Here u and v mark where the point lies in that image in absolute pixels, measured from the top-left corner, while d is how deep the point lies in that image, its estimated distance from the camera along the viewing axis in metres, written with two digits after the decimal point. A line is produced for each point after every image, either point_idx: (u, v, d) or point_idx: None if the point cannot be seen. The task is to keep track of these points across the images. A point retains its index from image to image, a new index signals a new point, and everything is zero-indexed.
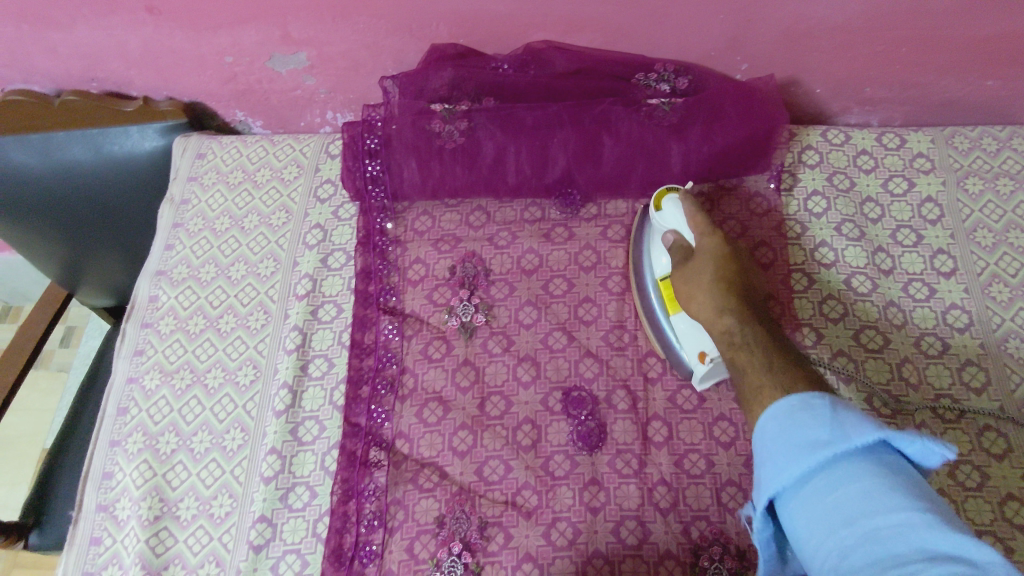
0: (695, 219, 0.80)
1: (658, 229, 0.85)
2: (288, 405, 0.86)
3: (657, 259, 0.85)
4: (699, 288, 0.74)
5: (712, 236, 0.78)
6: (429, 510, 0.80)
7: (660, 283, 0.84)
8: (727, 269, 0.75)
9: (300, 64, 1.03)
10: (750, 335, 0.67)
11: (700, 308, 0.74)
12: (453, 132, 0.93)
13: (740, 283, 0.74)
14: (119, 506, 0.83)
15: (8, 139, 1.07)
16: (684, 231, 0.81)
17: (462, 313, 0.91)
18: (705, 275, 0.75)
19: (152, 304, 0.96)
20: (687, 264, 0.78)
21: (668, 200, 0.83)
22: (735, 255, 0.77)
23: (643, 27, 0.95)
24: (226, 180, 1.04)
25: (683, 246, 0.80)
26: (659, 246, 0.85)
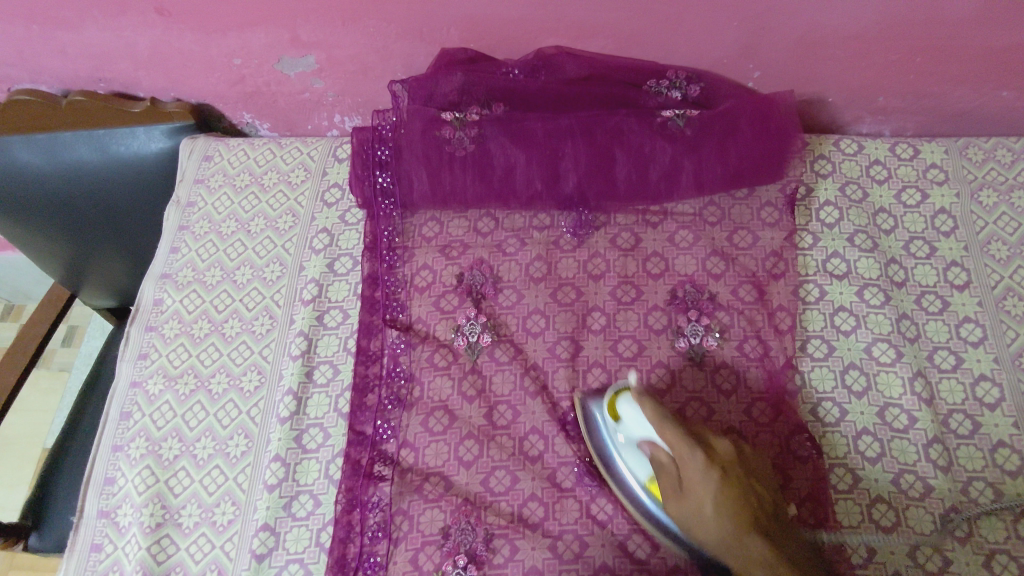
0: (670, 426, 0.70)
1: (623, 437, 0.76)
2: (292, 412, 0.85)
3: (634, 466, 0.75)
4: (688, 454, 0.69)
5: (691, 453, 0.69)
6: (434, 521, 0.79)
7: (648, 484, 0.74)
8: (730, 501, 0.67)
9: (309, 67, 1.03)
10: (760, 554, 0.65)
11: (694, 485, 0.68)
12: (464, 139, 0.93)
13: (736, 478, 0.69)
14: (120, 513, 0.82)
15: (14, 138, 1.08)
16: (658, 443, 0.73)
17: (468, 333, 0.89)
18: (707, 508, 0.67)
19: (157, 308, 0.95)
20: (683, 497, 0.69)
21: (624, 405, 0.76)
22: (733, 467, 0.70)
23: (655, 34, 0.94)
24: (233, 183, 1.03)
25: (667, 475, 0.71)
26: (633, 457, 0.75)
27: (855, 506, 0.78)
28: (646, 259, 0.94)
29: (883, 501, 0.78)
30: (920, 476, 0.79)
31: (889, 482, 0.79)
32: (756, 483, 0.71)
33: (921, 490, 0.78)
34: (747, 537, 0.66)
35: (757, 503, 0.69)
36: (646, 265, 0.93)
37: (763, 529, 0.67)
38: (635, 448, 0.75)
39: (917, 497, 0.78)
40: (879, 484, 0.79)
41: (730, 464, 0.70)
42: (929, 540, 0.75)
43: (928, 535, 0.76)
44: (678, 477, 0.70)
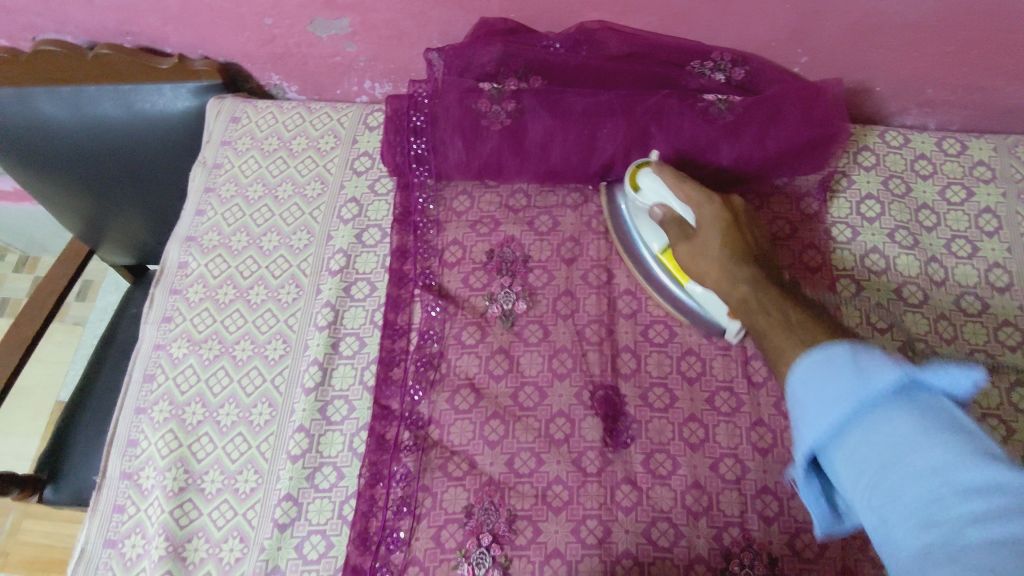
0: (690, 195, 0.80)
1: (639, 206, 0.85)
2: (317, 383, 0.85)
3: (649, 239, 0.86)
4: (711, 238, 0.76)
5: (706, 209, 0.79)
6: (458, 499, 0.78)
7: (660, 255, 0.86)
8: (730, 229, 0.77)
9: (343, 30, 1.00)
10: (747, 276, 0.71)
11: (705, 264, 0.76)
12: (500, 113, 0.91)
13: (744, 240, 0.76)
14: (143, 475, 0.82)
15: (37, 88, 1.06)
16: (671, 202, 0.82)
17: (503, 301, 0.89)
18: (712, 240, 0.76)
19: (181, 271, 0.94)
20: (693, 238, 0.78)
21: (644, 176, 0.84)
22: (735, 216, 0.79)
23: (705, 13, 0.91)
24: (261, 147, 1.01)
25: (677, 222, 0.81)
26: (647, 225, 0.86)
27: None
28: None
29: None
30: None
31: None
32: (758, 239, 0.78)
33: None
34: (740, 266, 0.72)
35: (758, 251, 0.76)
36: None
37: (754, 264, 0.72)
38: (650, 213, 0.84)
39: None
40: None
41: (735, 210, 0.80)
42: None
43: None
44: (694, 226, 0.79)
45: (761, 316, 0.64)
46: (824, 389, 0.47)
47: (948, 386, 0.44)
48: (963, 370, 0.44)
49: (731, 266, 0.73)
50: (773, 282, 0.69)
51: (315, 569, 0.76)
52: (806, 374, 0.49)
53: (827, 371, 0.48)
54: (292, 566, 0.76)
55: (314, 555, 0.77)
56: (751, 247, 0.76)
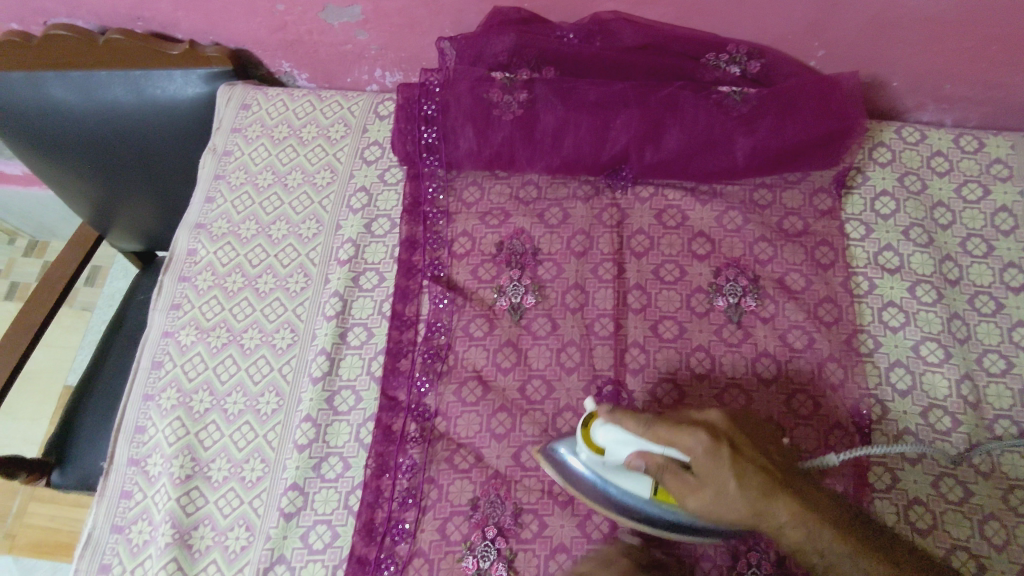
0: (673, 443, 0.69)
1: (604, 465, 0.73)
2: (325, 372, 0.84)
3: (630, 487, 0.72)
4: (726, 480, 0.67)
5: (706, 454, 0.68)
6: (464, 492, 0.78)
7: (653, 496, 0.72)
8: (749, 472, 0.68)
9: (355, 18, 0.99)
10: (788, 515, 0.66)
11: (712, 476, 0.68)
12: (512, 103, 0.90)
13: (760, 456, 0.70)
14: (150, 462, 0.82)
15: (48, 72, 1.05)
16: (652, 449, 0.70)
17: (512, 294, 0.88)
18: (730, 486, 0.67)
19: (190, 258, 0.94)
20: (699, 478, 0.68)
21: (602, 434, 0.72)
22: (736, 432, 0.70)
23: (721, 4, 0.89)
24: (271, 134, 1.01)
25: (666, 470, 0.69)
26: (624, 478, 0.72)
27: (891, 500, 0.76)
28: (691, 238, 0.91)
29: (921, 503, 0.76)
30: (961, 481, 0.77)
31: (929, 483, 0.77)
32: (754, 439, 0.72)
33: (961, 494, 0.76)
34: (767, 499, 0.67)
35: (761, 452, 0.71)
36: (691, 245, 0.90)
37: (769, 473, 0.68)
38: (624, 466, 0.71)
39: (955, 501, 0.76)
40: (917, 485, 0.77)
41: (727, 430, 0.70)
42: (966, 544, 0.74)
43: (965, 539, 0.74)
44: (694, 471, 0.68)
45: (801, 536, 0.67)
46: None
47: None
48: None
49: (756, 505, 0.67)
50: (794, 493, 0.67)
51: (320, 559, 0.76)
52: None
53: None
54: (298, 556, 0.76)
55: (320, 545, 0.77)
56: (765, 457, 0.71)
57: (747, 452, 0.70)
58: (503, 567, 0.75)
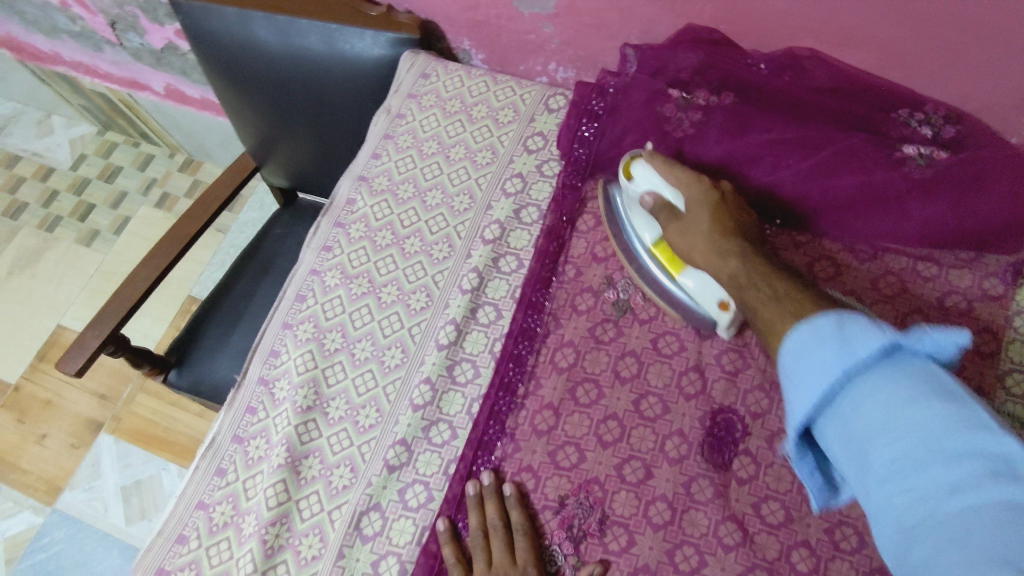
0: (681, 176, 0.84)
1: (631, 195, 0.89)
2: (451, 341, 0.87)
3: (642, 229, 0.88)
4: (699, 237, 0.80)
5: (698, 186, 0.83)
6: (558, 488, 0.79)
7: (654, 247, 0.87)
8: (723, 208, 0.82)
9: (547, 10, 1.01)
10: (737, 261, 0.76)
11: (693, 207, 0.82)
12: (684, 121, 0.92)
13: (736, 217, 0.82)
14: (278, 386, 0.88)
15: (257, 14, 1.14)
16: (664, 188, 0.85)
17: (621, 290, 0.89)
18: (701, 220, 0.81)
19: (348, 206, 0.99)
20: (683, 219, 0.83)
21: (637, 166, 0.87)
22: (721, 198, 0.83)
23: (930, 60, 0.85)
24: (443, 106, 1.05)
25: (669, 206, 0.84)
26: (639, 215, 0.88)
27: None
28: (840, 293, 0.86)
29: None
30: None
31: None
32: (744, 206, 0.84)
33: None
34: (736, 259, 0.76)
35: (745, 224, 0.81)
36: (839, 300, 0.86)
37: (750, 248, 0.77)
38: (640, 201, 0.87)
39: None
40: None
41: (732, 197, 0.84)
42: None
43: None
44: (685, 206, 0.83)
45: (773, 325, 0.67)
46: (818, 360, 0.57)
47: (937, 346, 0.56)
48: (950, 333, 0.56)
49: (726, 254, 0.78)
50: (755, 244, 0.79)
51: (412, 516, 0.79)
52: (795, 351, 0.60)
53: (824, 336, 0.58)
54: (392, 508, 0.79)
55: (414, 503, 0.80)
56: (742, 221, 0.82)
57: (727, 207, 0.82)
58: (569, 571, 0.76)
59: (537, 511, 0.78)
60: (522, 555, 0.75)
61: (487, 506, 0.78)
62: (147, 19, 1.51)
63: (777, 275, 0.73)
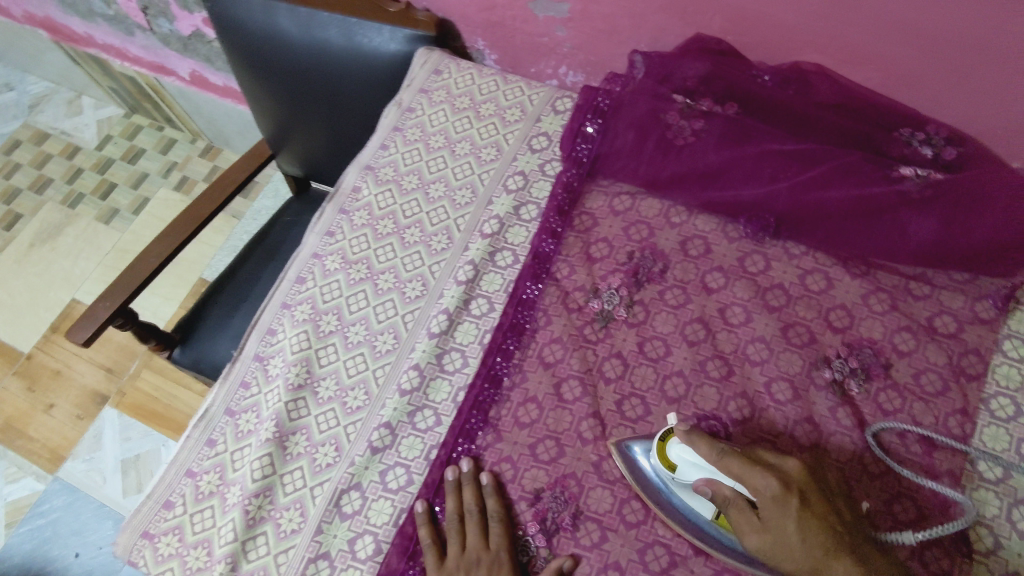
0: (737, 469, 0.70)
1: (676, 480, 0.75)
2: (442, 330, 0.89)
3: (697, 506, 0.75)
4: (783, 532, 0.68)
5: (771, 498, 0.69)
6: (534, 480, 0.80)
7: (716, 519, 0.74)
8: (813, 522, 0.68)
9: (560, 14, 1.03)
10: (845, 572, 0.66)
11: (769, 517, 0.69)
12: (685, 128, 0.93)
13: (824, 510, 0.69)
14: (272, 363, 0.91)
15: (281, 4, 1.18)
16: (720, 478, 0.72)
17: (605, 300, 0.90)
18: (788, 523, 0.68)
19: (353, 194, 1.02)
20: (764, 523, 0.69)
21: (675, 451, 0.74)
22: (796, 472, 0.71)
23: (938, 81, 0.86)
24: (452, 102, 1.07)
25: (732, 500, 0.71)
26: (688, 492, 0.75)
27: None
28: (830, 308, 0.87)
29: None
30: None
31: None
32: (822, 482, 0.72)
33: None
34: (840, 560, 0.66)
35: (833, 505, 0.70)
36: (828, 314, 0.86)
37: (841, 539, 0.68)
38: (693, 486, 0.73)
39: None
40: None
41: (798, 480, 0.70)
42: None
43: None
44: (759, 514, 0.69)
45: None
46: None
47: None
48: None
49: (835, 566, 0.66)
50: (852, 555, 0.67)
51: (390, 498, 0.81)
52: None
53: None
54: (373, 488, 0.81)
55: (394, 485, 0.81)
56: (835, 518, 0.69)
57: (814, 502, 0.69)
58: (541, 562, 0.77)
59: (512, 500, 0.80)
60: (495, 539, 0.76)
61: (464, 490, 0.80)
62: (178, 6, 1.55)
63: (868, 574, 0.66)
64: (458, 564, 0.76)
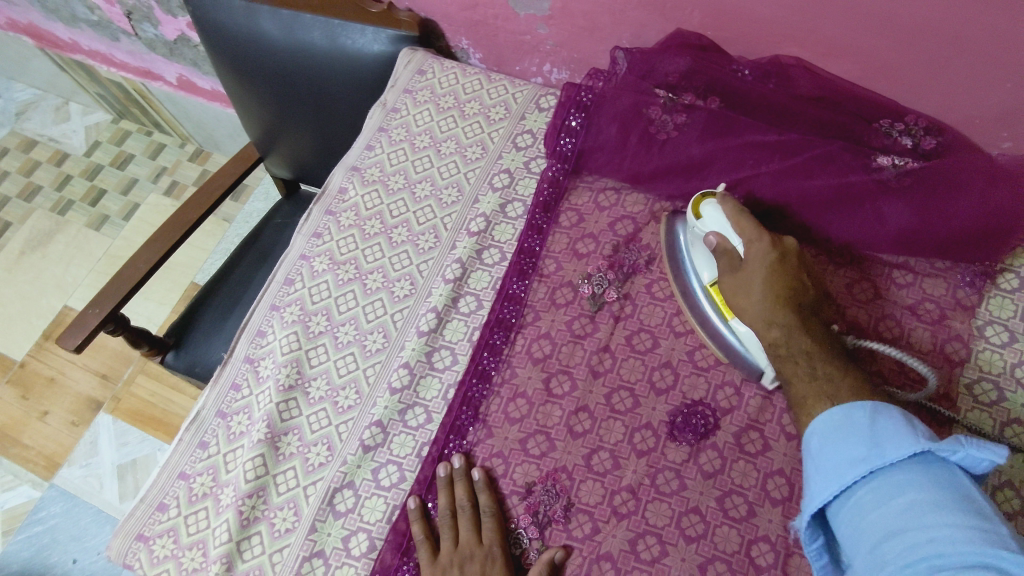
0: (744, 228, 0.81)
1: (695, 233, 0.87)
2: (431, 329, 0.90)
3: (699, 270, 0.87)
4: (750, 290, 0.78)
5: (759, 242, 0.79)
6: (526, 474, 0.81)
7: (709, 287, 0.85)
8: (781, 277, 0.78)
9: (541, 12, 1.04)
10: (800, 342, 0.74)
11: (751, 268, 0.79)
12: (668, 123, 0.94)
13: (791, 285, 0.77)
14: (262, 364, 0.91)
15: (264, 8, 1.19)
16: (728, 236, 0.82)
17: (596, 284, 0.91)
18: (753, 286, 0.78)
19: (340, 195, 1.03)
20: (741, 271, 0.80)
21: (708, 207, 0.85)
22: (784, 256, 0.79)
23: (913, 73, 0.87)
24: (437, 102, 1.07)
25: (730, 253, 0.81)
26: (700, 253, 0.86)
27: None
28: None
29: None
30: None
31: None
32: (806, 270, 0.80)
33: None
34: (786, 312, 0.76)
35: (806, 291, 0.78)
36: None
37: (803, 314, 0.76)
38: (703, 239, 0.85)
39: None
40: None
41: (790, 254, 0.79)
42: None
43: None
44: (742, 259, 0.80)
45: (801, 373, 0.72)
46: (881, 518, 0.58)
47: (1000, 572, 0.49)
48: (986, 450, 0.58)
49: (785, 331, 0.75)
50: (812, 329, 0.75)
51: (384, 495, 0.81)
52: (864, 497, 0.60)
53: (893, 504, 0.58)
54: (365, 486, 0.82)
55: (386, 482, 0.82)
56: (803, 293, 0.78)
57: (786, 271, 0.78)
58: (533, 555, 0.78)
59: (505, 495, 0.81)
60: (488, 535, 0.77)
61: (456, 487, 0.80)
62: (161, 11, 1.55)
63: (827, 355, 0.73)
64: (451, 560, 0.77)
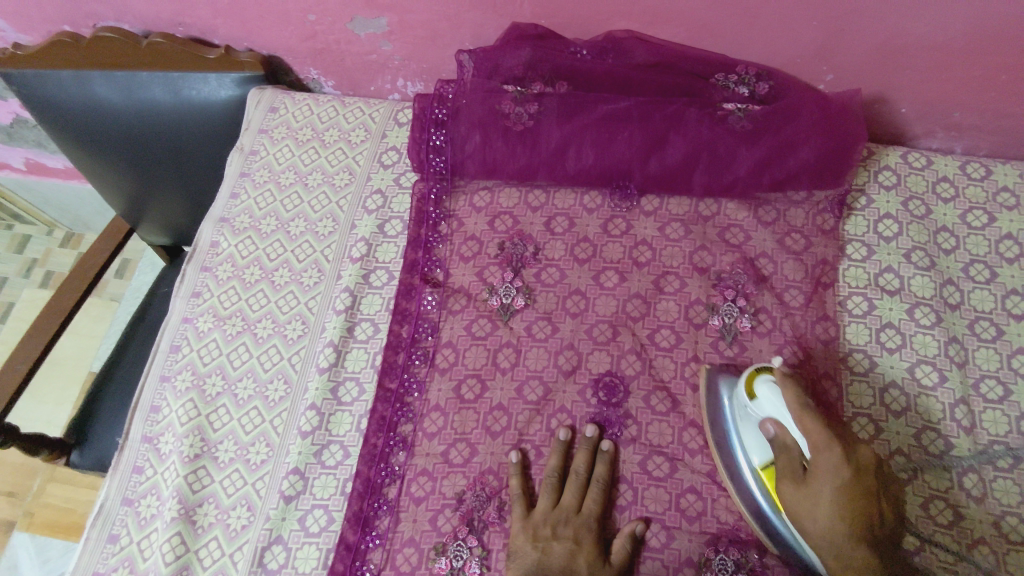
0: (813, 435, 0.68)
1: (751, 413, 0.75)
2: (331, 363, 0.88)
3: (750, 447, 0.75)
4: (816, 507, 0.68)
5: (830, 452, 0.68)
6: (454, 485, 0.80)
7: (760, 469, 0.74)
8: (852, 499, 0.67)
9: (380, 29, 1.04)
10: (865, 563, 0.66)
11: (821, 473, 0.68)
12: (522, 114, 0.93)
13: (865, 504, 0.67)
14: (162, 440, 0.87)
15: (95, 72, 1.12)
16: (789, 427, 0.71)
17: (503, 295, 0.91)
18: (824, 493, 0.67)
19: (212, 249, 0.99)
20: (806, 483, 0.69)
21: (761, 386, 0.74)
22: (858, 472, 0.68)
23: (730, 25, 0.92)
24: (295, 136, 1.06)
25: (789, 453, 0.70)
26: (751, 433, 0.75)
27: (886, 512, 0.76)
28: (693, 251, 0.92)
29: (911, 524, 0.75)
30: (951, 504, 0.76)
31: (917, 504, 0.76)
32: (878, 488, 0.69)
33: (950, 517, 0.76)
34: (856, 545, 0.66)
35: (877, 509, 0.68)
36: (692, 258, 0.92)
37: (870, 539, 0.67)
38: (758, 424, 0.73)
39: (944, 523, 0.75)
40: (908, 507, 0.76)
41: (867, 474, 0.68)
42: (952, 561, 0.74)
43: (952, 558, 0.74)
44: (803, 464, 0.70)
45: None
46: None
47: None
48: None
49: (846, 530, 0.66)
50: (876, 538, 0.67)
51: (315, 542, 0.79)
52: None
53: None
54: (295, 537, 0.79)
55: (316, 528, 0.80)
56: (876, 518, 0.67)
57: (858, 495, 0.67)
58: (476, 565, 0.76)
59: (436, 512, 0.79)
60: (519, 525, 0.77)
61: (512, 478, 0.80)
62: None
63: None
64: (545, 518, 0.77)
